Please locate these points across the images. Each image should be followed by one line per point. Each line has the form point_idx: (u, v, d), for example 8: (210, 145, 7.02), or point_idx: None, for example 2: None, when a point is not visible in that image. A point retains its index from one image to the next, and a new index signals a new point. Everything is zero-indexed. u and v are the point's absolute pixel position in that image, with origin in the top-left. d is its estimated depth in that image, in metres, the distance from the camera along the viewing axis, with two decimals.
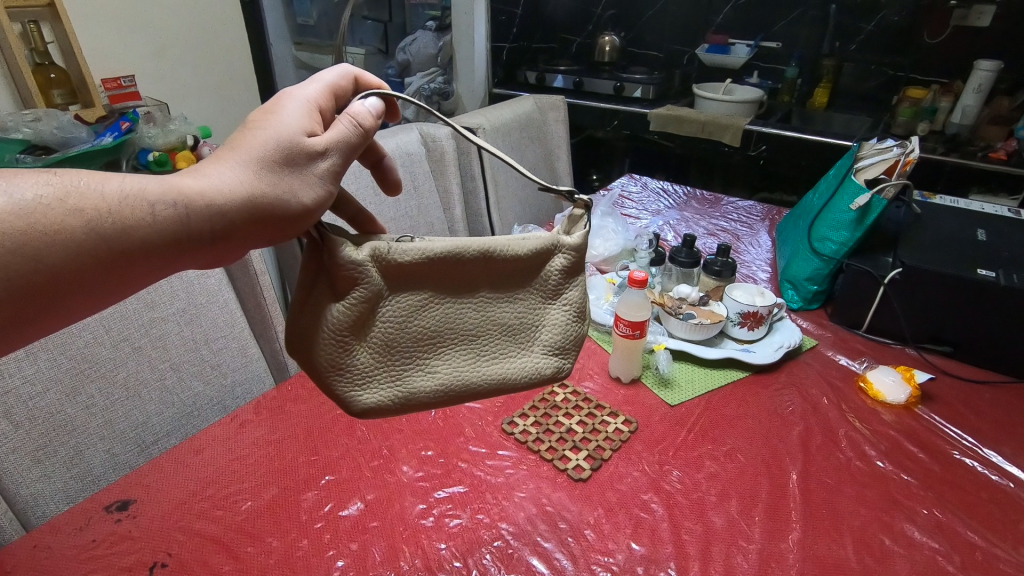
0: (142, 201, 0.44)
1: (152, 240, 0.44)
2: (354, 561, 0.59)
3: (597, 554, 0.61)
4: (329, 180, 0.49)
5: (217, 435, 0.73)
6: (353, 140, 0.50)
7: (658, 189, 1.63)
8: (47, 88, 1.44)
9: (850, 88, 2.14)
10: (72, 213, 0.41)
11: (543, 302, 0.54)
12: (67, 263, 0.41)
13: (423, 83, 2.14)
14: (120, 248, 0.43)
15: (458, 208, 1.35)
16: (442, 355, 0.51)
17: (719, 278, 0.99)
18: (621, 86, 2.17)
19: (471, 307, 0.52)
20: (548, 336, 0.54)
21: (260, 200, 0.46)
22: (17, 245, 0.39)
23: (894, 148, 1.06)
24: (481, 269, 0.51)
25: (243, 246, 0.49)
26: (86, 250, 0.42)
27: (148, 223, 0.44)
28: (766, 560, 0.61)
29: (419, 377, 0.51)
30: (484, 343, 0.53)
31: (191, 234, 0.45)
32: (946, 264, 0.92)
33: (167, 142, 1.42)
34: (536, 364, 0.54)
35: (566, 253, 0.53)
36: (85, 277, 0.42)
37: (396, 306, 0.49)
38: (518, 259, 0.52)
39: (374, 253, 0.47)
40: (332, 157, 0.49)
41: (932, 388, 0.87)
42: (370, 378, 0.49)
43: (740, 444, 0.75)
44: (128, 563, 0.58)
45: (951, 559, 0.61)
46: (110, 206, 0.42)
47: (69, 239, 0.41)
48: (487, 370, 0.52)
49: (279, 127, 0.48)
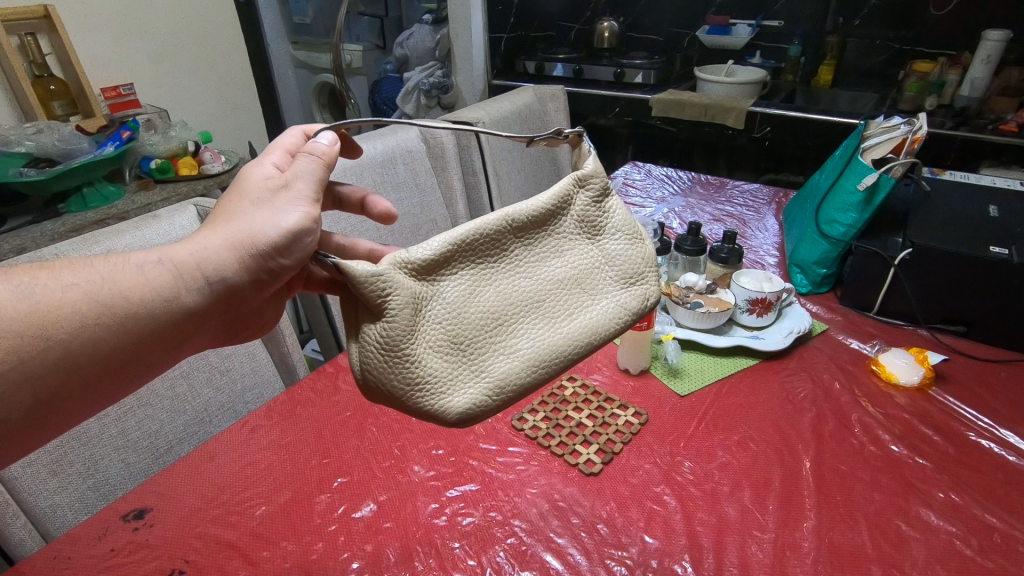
0: (131, 268, 0.46)
1: (152, 301, 0.46)
2: (368, 562, 0.60)
3: (610, 548, 0.61)
4: (305, 202, 0.52)
5: (228, 441, 0.73)
6: (316, 168, 0.53)
7: (662, 176, 1.61)
8: (47, 100, 1.45)
9: (855, 64, 2.11)
10: (69, 289, 0.43)
11: (591, 243, 0.58)
12: (74, 339, 0.43)
13: (422, 78, 2.16)
14: (122, 315, 0.45)
15: (461, 204, 1.35)
16: (515, 333, 0.52)
17: (727, 265, 1.01)
18: (621, 73, 2.14)
19: (521, 280, 0.54)
20: (613, 272, 0.57)
21: (242, 239, 0.49)
22: (23, 330, 0.41)
23: (900, 125, 1.04)
24: (511, 242, 0.54)
25: (245, 293, 0.52)
26: (90, 322, 0.43)
27: (144, 285, 0.46)
28: (781, 549, 0.60)
29: (504, 363, 0.51)
30: (553, 305, 0.54)
31: (190, 287, 0.47)
32: (956, 243, 0.91)
33: (169, 149, 1.47)
34: (615, 301, 0.56)
35: (588, 188, 0.58)
36: (94, 353, 0.44)
37: (448, 300, 0.51)
38: (543, 219, 0.56)
39: (399, 258, 0.50)
40: (298, 185, 0.52)
41: (946, 368, 0.86)
42: (456, 379, 0.50)
43: (751, 432, 0.75)
44: (146, 570, 0.58)
45: (969, 543, 0.61)
46: (104, 278, 0.45)
47: (71, 314, 0.43)
48: (570, 328, 0.54)
49: (243, 181, 0.52)
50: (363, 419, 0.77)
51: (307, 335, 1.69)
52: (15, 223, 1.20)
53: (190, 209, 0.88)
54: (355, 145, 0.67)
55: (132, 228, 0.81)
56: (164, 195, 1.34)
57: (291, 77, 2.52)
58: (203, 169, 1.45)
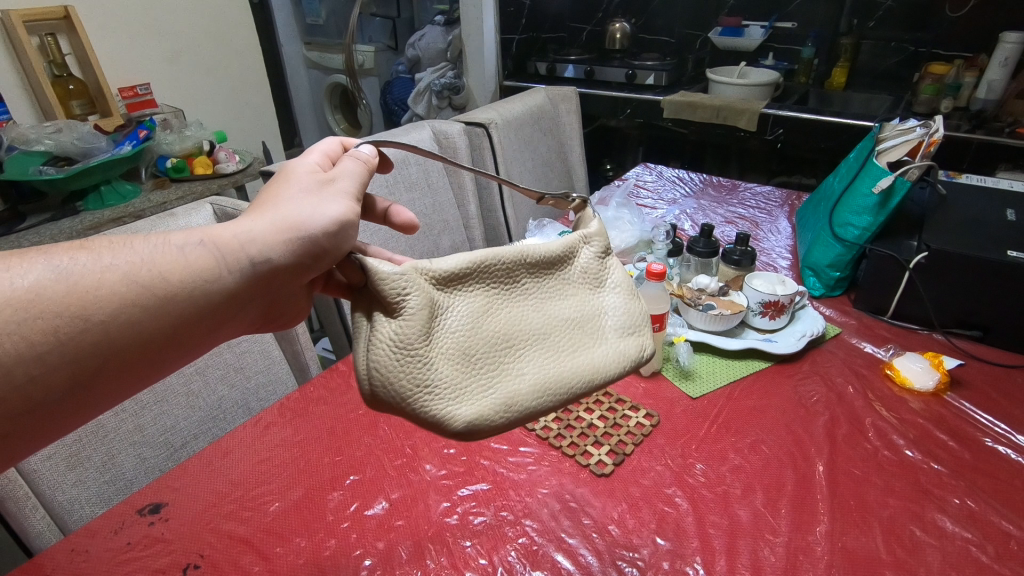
0: (172, 249, 0.47)
1: (192, 282, 0.47)
2: (380, 560, 0.60)
3: (621, 549, 0.61)
4: (348, 196, 0.53)
5: (242, 438, 0.74)
6: (359, 170, 0.56)
7: (674, 178, 1.61)
8: (66, 99, 1.48)
9: (870, 65, 2.09)
10: (109, 270, 0.44)
11: (597, 291, 0.58)
12: (113, 320, 0.43)
13: (433, 79, 2.19)
14: (160, 296, 0.45)
15: (472, 205, 1.35)
16: (521, 358, 0.51)
17: (739, 267, 0.99)
18: (632, 74, 2.13)
19: (530, 310, 0.54)
20: (617, 319, 0.56)
21: (287, 223, 0.50)
22: (62, 310, 0.41)
23: (916, 128, 1.03)
24: (525, 269, 0.55)
25: (285, 278, 0.52)
26: (130, 303, 0.44)
27: (184, 266, 0.46)
28: (794, 553, 0.60)
29: (508, 383, 0.50)
30: (558, 338, 0.54)
31: (229, 268, 0.48)
32: (973, 247, 0.90)
33: (184, 148, 1.48)
34: (618, 347, 0.55)
35: (595, 243, 0.59)
36: (131, 335, 0.44)
37: (460, 314, 0.51)
38: (557, 256, 0.57)
39: (422, 266, 0.51)
40: (342, 181, 0.54)
41: (961, 374, 0.85)
42: (461, 392, 0.48)
43: (764, 435, 0.74)
44: (162, 564, 0.59)
45: (985, 550, 0.60)
46: (143, 258, 0.45)
47: (109, 295, 0.43)
48: (574, 363, 0.53)
49: (287, 173, 0.53)
50: (375, 417, 0.78)
51: (318, 333, 1.71)
52: (34, 220, 1.22)
53: (206, 208, 0.89)
54: (388, 162, 0.66)
55: (149, 225, 0.82)
56: (180, 194, 1.35)
57: (304, 78, 2.54)
58: (217, 168, 1.47)
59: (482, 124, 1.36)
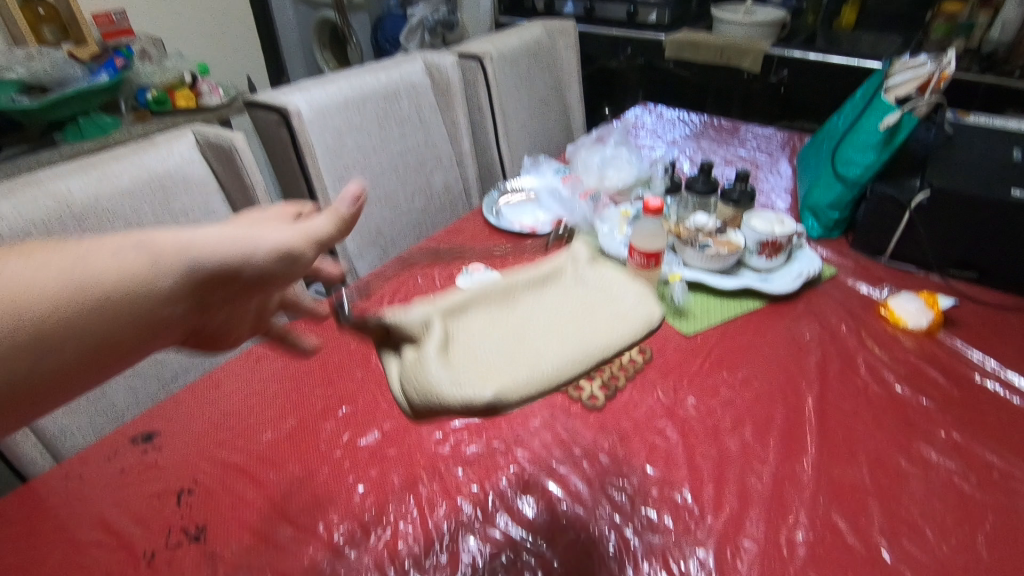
0: (108, 257, 0.40)
1: (129, 292, 0.40)
2: (373, 487, 0.61)
3: (612, 477, 0.62)
4: (306, 233, 0.49)
5: (234, 370, 0.74)
6: (326, 216, 0.51)
7: (674, 118, 1.56)
8: (37, 25, 1.41)
9: (880, 5, 2.01)
10: (29, 273, 0.36)
11: (597, 277, 0.58)
12: (27, 330, 0.36)
13: (427, 14, 2.08)
14: (91, 308, 0.38)
15: (467, 141, 1.28)
16: (534, 343, 0.51)
17: (738, 206, 0.97)
18: (634, 11, 2.04)
19: (533, 311, 0.55)
20: (620, 292, 0.56)
21: (239, 252, 0.45)
22: None
23: (927, 63, 0.98)
24: (520, 290, 0.56)
25: (218, 296, 0.47)
26: (53, 312, 0.37)
27: (121, 274, 0.40)
28: (781, 481, 0.61)
29: (526, 362, 0.48)
30: (568, 322, 0.53)
31: (169, 274, 0.42)
32: (977, 186, 0.88)
33: (165, 80, 1.41)
34: (628, 312, 0.53)
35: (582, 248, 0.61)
36: (49, 348, 0.37)
37: (468, 332, 0.52)
38: (546, 274, 0.58)
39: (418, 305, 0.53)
40: (307, 225, 0.49)
41: (955, 314, 0.85)
42: (481, 375, 0.47)
43: (755, 371, 0.75)
44: (156, 490, 0.60)
45: (967, 480, 0.61)
46: (70, 265, 0.38)
47: (25, 304, 0.35)
48: (589, 334, 0.51)
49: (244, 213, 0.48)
50: (367, 351, 0.77)
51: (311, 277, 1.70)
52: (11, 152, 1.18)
53: (188, 136, 0.86)
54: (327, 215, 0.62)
55: (129, 153, 0.79)
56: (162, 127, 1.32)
57: None
58: (201, 102, 1.44)
59: (476, 56, 1.31)
